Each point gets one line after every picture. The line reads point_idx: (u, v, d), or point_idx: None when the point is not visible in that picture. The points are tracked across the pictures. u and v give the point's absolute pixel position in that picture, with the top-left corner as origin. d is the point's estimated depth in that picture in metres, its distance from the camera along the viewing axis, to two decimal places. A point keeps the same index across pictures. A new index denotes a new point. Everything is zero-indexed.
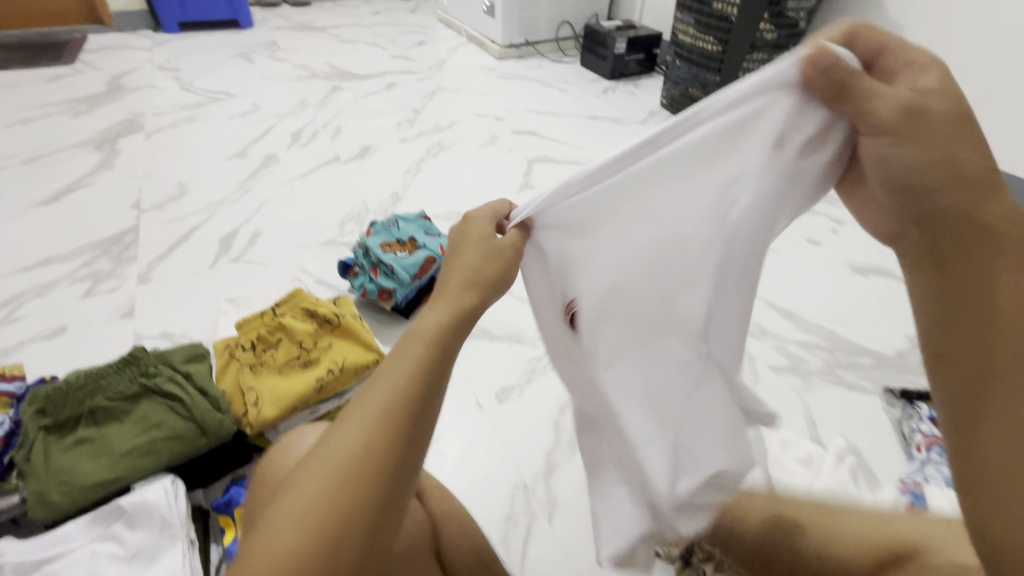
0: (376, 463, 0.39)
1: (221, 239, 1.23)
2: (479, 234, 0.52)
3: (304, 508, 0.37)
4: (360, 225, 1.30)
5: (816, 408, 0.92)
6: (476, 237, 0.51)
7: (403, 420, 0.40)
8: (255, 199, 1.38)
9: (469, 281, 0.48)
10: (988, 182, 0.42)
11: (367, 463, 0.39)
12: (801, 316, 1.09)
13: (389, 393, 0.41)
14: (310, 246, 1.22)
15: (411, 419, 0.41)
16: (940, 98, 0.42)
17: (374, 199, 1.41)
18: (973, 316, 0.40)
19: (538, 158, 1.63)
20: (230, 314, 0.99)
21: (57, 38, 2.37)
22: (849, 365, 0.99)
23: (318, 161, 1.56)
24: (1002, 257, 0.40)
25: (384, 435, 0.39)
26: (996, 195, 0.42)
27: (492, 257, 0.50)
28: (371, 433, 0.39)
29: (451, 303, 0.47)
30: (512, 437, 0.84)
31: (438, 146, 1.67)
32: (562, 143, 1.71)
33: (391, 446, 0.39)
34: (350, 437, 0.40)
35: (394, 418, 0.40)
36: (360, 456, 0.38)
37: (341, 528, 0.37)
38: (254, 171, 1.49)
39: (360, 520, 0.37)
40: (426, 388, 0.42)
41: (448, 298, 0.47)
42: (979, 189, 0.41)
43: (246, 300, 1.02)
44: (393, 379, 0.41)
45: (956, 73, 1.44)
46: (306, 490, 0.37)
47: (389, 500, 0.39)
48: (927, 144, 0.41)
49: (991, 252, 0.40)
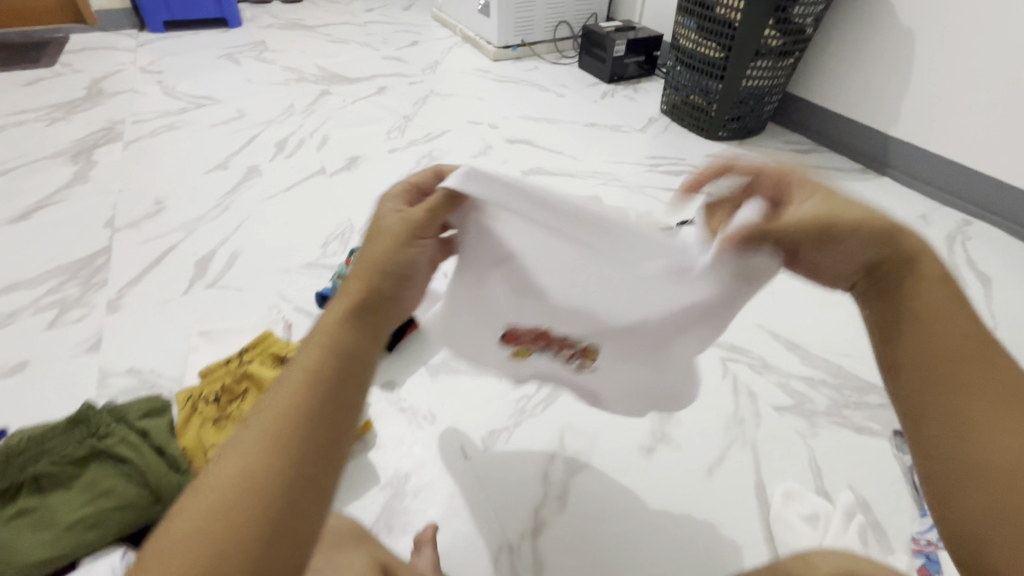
0: (267, 480, 0.37)
1: (197, 261, 1.17)
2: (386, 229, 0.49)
3: (193, 535, 0.35)
4: (344, 245, 1.24)
5: (822, 454, 0.86)
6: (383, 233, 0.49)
7: (298, 429, 0.39)
8: (235, 216, 1.32)
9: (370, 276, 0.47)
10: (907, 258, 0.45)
11: (262, 468, 0.38)
12: (805, 348, 1.04)
13: (287, 404, 0.40)
14: (291, 269, 1.16)
15: (309, 421, 0.40)
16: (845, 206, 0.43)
17: (359, 215, 1.35)
18: (927, 375, 0.44)
19: (532, 169, 1.56)
20: (202, 349, 0.94)
21: (38, 38, 2.30)
22: (856, 404, 0.94)
23: (303, 173, 1.50)
24: (924, 313, 0.45)
25: (275, 446, 0.38)
26: (918, 268, 0.45)
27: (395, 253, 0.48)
28: (262, 449, 0.38)
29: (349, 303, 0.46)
30: (497, 490, 0.79)
31: (428, 156, 1.60)
32: (557, 153, 1.64)
33: (281, 461, 0.38)
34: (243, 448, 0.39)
35: (292, 421, 0.40)
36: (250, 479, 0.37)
37: (229, 552, 0.35)
38: (235, 185, 1.43)
39: (250, 542, 0.35)
40: (326, 386, 0.42)
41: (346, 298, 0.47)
42: (904, 272, 0.45)
43: (219, 332, 0.97)
44: (290, 388, 0.41)
45: (970, 84, 1.38)
46: (192, 515, 0.35)
47: (282, 518, 0.37)
48: (839, 254, 0.45)
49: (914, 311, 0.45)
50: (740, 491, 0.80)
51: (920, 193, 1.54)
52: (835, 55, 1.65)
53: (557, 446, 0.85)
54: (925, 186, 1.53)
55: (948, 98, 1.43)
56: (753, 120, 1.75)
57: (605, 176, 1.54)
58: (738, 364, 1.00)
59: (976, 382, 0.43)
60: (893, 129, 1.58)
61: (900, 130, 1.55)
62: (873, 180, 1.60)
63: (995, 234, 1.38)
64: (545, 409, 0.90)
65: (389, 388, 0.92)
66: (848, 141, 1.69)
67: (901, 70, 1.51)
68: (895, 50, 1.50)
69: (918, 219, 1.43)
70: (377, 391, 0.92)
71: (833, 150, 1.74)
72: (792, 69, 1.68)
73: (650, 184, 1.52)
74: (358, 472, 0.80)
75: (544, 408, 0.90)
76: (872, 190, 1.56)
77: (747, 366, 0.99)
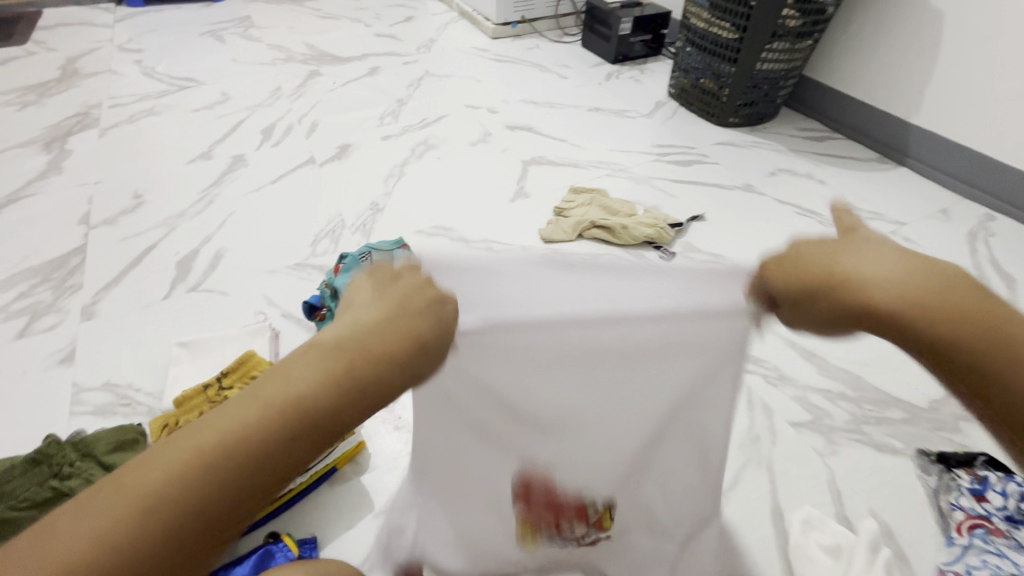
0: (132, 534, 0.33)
1: (178, 262, 1.10)
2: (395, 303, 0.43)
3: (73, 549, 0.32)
4: (334, 244, 1.17)
5: (842, 475, 0.82)
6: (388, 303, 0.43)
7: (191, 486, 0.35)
8: (219, 211, 1.24)
9: (356, 356, 0.39)
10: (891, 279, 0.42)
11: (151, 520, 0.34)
12: (823, 357, 0.98)
13: (204, 453, 0.35)
14: (278, 270, 1.10)
15: (204, 496, 0.35)
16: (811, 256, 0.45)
17: (351, 210, 1.27)
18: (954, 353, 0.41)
19: (534, 159, 1.48)
20: (182, 363, 0.88)
21: (10, 12, 2.17)
22: (877, 419, 0.89)
23: (291, 163, 1.42)
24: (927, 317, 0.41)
25: (172, 507, 0.34)
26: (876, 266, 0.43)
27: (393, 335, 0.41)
28: (156, 501, 0.34)
29: (328, 373, 0.38)
30: None
31: (424, 144, 1.52)
32: (560, 140, 1.56)
33: (173, 512, 0.34)
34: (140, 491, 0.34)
35: (208, 478, 0.35)
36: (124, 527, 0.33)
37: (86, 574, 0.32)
38: (219, 177, 1.35)
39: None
40: (275, 449, 0.36)
41: (323, 353, 0.39)
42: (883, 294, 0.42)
43: (200, 343, 0.90)
44: (229, 426, 0.36)
45: (1000, 70, 1.29)
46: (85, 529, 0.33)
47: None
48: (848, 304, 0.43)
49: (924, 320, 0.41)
50: (756, 518, 0.76)
51: (940, 185, 1.47)
52: (856, 36, 1.55)
53: None
54: (946, 178, 1.46)
55: (975, 85, 1.35)
56: (766, 106, 1.66)
57: (610, 167, 1.46)
58: (753, 375, 0.94)
59: (988, 342, 0.40)
60: (914, 117, 1.50)
61: (922, 118, 1.47)
62: (890, 170, 1.53)
63: (1020, 230, 1.31)
64: None
65: None
66: (865, 128, 1.61)
67: (927, 53, 1.42)
68: (921, 32, 1.41)
69: (938, 213, 1.37)
70: None
71: (849, 137, 1.66)
72: (809, 51, 1.59)
73: (658, 175, 1.45)
74: (350, 498, 0.75)
75: None
76: (890, 181, 1.48)
77: (762, 377, 0.94)
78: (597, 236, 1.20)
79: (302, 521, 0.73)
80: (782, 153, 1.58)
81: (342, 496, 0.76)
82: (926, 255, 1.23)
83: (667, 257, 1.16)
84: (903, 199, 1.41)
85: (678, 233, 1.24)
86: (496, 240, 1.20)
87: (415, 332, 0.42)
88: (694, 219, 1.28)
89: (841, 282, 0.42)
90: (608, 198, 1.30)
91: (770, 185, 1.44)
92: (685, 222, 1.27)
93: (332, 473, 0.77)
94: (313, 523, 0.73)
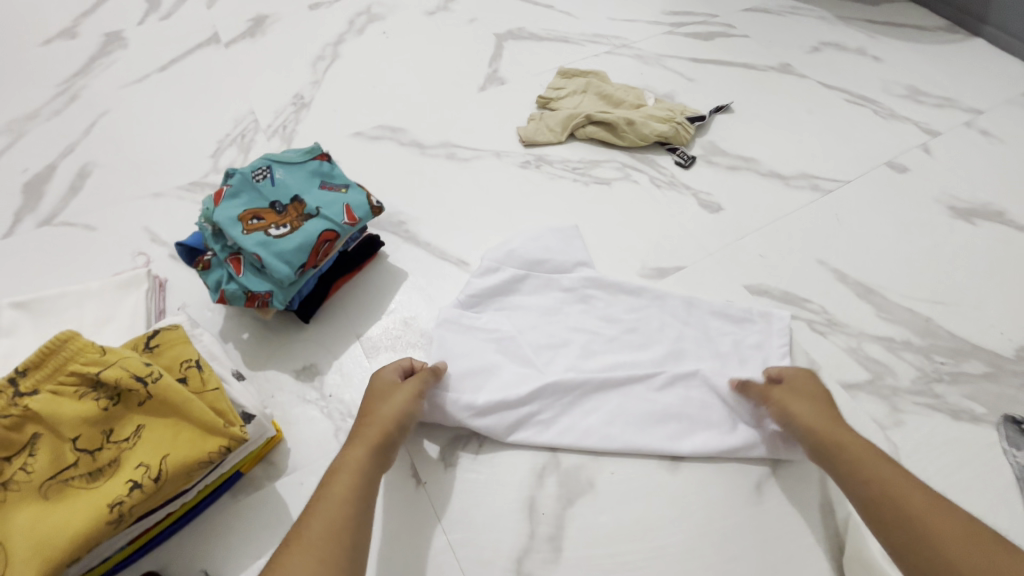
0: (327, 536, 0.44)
1: (26, 183, 0.81)
2: (379, 403, 0.56)
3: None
4: (244, 156, 0.88)
5: (907, 450, 0.63)
6: (372, 403, 0.56)
7: (353, 510, 0.46)
8: (86, 110, 0.92)
9: (377, 451, 0.51)
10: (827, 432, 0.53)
11: None
12: (882, 295, 0.77)
13: (359, 467, 0.50)
14: (167, 193, 0.82)
15: (369, 476, 0.50)
16: (797, 388, 0.59)
17: (267, 106, 0.96)
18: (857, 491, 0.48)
19: (511, 32, 1.12)
20: (22, 331, 0.63)
21: None
22: (951, 376, 0.69)
23: (186, 43, 1.06)
24: (836, 450, 0.52)
25: (351, 485, 0.48)
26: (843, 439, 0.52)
27: (376, 423, 0.54)
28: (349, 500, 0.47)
29: (373, 446, 0.52)
30: (465, 532, 0.56)
31: (365, 15, 1.14)
32: (544, 7, 1.19)
33: (352, 487, 0.48)
34: (314, 535, 0.44)
35: (362, 505, 0.47)
36: (340, 523, 0.45)
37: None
38: (88, 62, 1.00)
39: None
40: (362, 475, 0.49)
41: (348, 465, 0.50)
42: (822, 435, 0.53)
43: (45, 303, 0.65)
44: (354, 471, 0.49)
45: None
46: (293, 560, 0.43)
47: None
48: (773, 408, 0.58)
49: (834, 443, 0.52)
50: (801, 513, 0.58)
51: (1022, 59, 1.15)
52: None
53: (547, 460, 0.60)
54: None
55: None
56: None
57: (611, 41, 1.13)
58: (795, 321, 0.73)
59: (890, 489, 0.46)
60: None
61: None
62: (960, 42, 1.20)
63: None
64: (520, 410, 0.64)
65: (307, 377, 0.65)
66: None
67: None
68: None
69: (1021, 96, 1.07)
70: (291, 383, 0.64)
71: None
72: None
73: (670, 52, 1.12)
74: (263, 512, 0.56)
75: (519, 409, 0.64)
76: (961, 56, 1.16)
77: (807, 323, 0.73)
78: (593, 136, 0.91)
79: (197, 547, 0.54)
80: (827, 21, 1.23)
81: (251, 509, 0.56)
82: (1008, 154, 0.96)
83: (684, 163, 0.89)
84: (976, 79, 1.11)
85: (698, 130, 0.96)
86: (459, 143, 0.91)
87: (370, 418, 0.54)
88: (718, 110, 0.99)
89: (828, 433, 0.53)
90: (608, 82, 0.99)
91: (813, 63, 1.13)
92: (707, 114, 0.98)
93: (237, 479, 0.57)
94: (209, 555, 0.53)
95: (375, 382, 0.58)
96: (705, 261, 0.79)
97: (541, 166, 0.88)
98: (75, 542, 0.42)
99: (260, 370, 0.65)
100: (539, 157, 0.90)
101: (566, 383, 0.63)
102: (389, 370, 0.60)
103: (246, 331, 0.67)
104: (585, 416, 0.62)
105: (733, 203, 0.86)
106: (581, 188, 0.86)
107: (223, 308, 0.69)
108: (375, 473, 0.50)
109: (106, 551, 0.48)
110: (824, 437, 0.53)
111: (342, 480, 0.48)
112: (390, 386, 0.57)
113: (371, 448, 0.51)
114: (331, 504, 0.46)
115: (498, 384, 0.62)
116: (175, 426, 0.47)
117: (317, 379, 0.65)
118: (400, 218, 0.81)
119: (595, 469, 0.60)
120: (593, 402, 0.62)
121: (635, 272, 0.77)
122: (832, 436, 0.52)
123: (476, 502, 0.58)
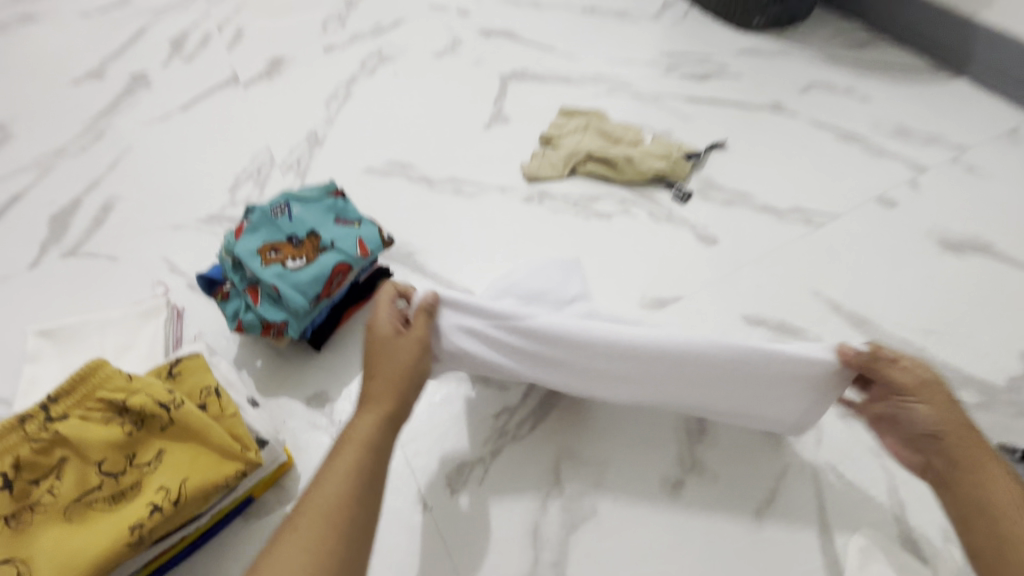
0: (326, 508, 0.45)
1: (52, 216, 0.85)
2: (383, 358, 0.55)
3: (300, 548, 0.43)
4: (260, 190, 0.92)
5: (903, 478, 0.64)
6: (377, 358, 0.56)
7: (352, 482, 0.47)
8: (111, 146, 0.97)
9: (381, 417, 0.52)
10: (976, 462, 0.51)
11: None
12: (875, 325, 0.79)
13: (364, 435, 0.50)
14: (186, 225, 0.85)
15: (374, 445, 0.50)
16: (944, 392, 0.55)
17: (282, 143, 1.00)
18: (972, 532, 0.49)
19: (515, 73, 1.18)
20: (45, 359, 0.65)
21: None
22: None
23: (207, 83, 1.12)
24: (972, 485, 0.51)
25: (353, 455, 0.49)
26: (989, 474, 0.51)
27: (381, 385, 0.54)
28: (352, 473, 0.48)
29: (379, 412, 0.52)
30: (472, 558, 0.57)
31: (377, 56, 1.21)
32: (547, 49, 1.25)
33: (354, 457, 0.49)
34: (321, 507, 0.45)
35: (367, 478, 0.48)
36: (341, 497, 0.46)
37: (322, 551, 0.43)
38: (114, 101, 1.06)
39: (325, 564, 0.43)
40: (368, 445, 0.50)
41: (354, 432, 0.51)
42: (965, 465, 0.52)
43: (68, 331, 0.68)
44: (358, 439, 0.50)
45: None
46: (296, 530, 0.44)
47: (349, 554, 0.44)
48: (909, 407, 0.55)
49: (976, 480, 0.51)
50: (800, 541, 0.59)
51: (1003, 99, 1.20)
52: None
53: (550, 487, 0.62)
54: (1012, 90, 1.19)
55: None
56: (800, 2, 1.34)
57: (610, 82, 1.18)
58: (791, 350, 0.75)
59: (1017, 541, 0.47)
60: (982, 13, 1.20)
61: (992, 14, 1.18)
62: (943, 82, 1.26)
63: None
64: (533, 428, 0.65)
65: (318, 404, 0.67)
66: (916, 30, 1.32)
67: None
68: None
69: (1004, 134, 1.12)
70: (303, 410, 0.66)
71: (893, 42, 1.36)
72: None
73: (667, 92, 1.17)
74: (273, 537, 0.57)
75: (531, 428, 0.65)
76: (945, 95, 1.22)
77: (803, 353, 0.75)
78: (593, 172, 0.95)
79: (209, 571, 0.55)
80: (816, 62, 1.29)
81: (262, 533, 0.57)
82: (993, 189, 1.00)
83: (681, 198, 0.93)
84: (961, 117, 1.16)
85: (694, 166, 1.00)
86: (466, 178, 0.95)
87: (377, 378, 0.54)
88: (713, 147, 1.04)
89: (978, 466, 0.51)
90: (608, 121, 1.04)
91: (804, 102, 1.18)
92: (702, 151, 1.02)
93: (249, 504, 0.58)
94: None
95: (379, 331, 0.57)
96: (703, 292, 0.81)
97: (543, 201, 0.92)
98: (96, 564, 0.43)
99: (273, 397, 0.67)
100: (542, 192, 0.94)
101: (582, 339, 0.58)
102: (389, 319, 0.58)
103: (259, 359, 0.70)
104: (610, 378, 0.60)
105: (729, 235, 0.89)
106: (582, 221, 0.89)
107: (238, 336, 0.71)
108: (380, 440, 0.51)
109: (122, 574, 0.49)
110: (974, 466, 0.51)
111: (347, 449, 0.49)
112: (395, 338, 0.56)
113: (377, 415, 0.52)
114: (336, 475, 0.47)
115: (514, 343, 0.60)
116: (193, 450, 0.49)
117: (327, 406, 0.67)
118: (409, 250, 0.84)
119: (597, 496, 0.61)
120: (596, 448, 0.64)
121: (634, 302, 0.80)
122: (979, 468, 0.51)
123: (481, 528, 0.59)
